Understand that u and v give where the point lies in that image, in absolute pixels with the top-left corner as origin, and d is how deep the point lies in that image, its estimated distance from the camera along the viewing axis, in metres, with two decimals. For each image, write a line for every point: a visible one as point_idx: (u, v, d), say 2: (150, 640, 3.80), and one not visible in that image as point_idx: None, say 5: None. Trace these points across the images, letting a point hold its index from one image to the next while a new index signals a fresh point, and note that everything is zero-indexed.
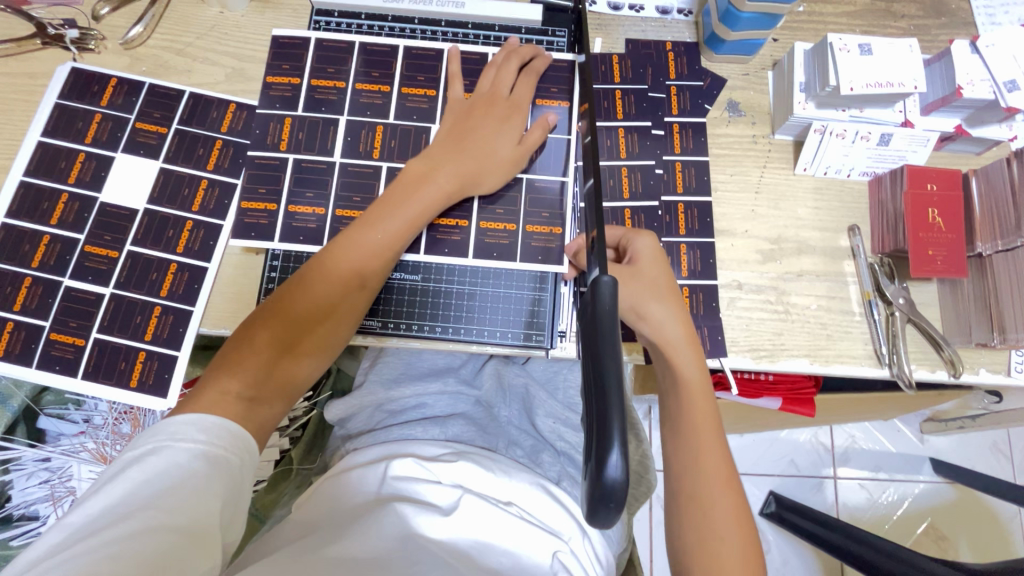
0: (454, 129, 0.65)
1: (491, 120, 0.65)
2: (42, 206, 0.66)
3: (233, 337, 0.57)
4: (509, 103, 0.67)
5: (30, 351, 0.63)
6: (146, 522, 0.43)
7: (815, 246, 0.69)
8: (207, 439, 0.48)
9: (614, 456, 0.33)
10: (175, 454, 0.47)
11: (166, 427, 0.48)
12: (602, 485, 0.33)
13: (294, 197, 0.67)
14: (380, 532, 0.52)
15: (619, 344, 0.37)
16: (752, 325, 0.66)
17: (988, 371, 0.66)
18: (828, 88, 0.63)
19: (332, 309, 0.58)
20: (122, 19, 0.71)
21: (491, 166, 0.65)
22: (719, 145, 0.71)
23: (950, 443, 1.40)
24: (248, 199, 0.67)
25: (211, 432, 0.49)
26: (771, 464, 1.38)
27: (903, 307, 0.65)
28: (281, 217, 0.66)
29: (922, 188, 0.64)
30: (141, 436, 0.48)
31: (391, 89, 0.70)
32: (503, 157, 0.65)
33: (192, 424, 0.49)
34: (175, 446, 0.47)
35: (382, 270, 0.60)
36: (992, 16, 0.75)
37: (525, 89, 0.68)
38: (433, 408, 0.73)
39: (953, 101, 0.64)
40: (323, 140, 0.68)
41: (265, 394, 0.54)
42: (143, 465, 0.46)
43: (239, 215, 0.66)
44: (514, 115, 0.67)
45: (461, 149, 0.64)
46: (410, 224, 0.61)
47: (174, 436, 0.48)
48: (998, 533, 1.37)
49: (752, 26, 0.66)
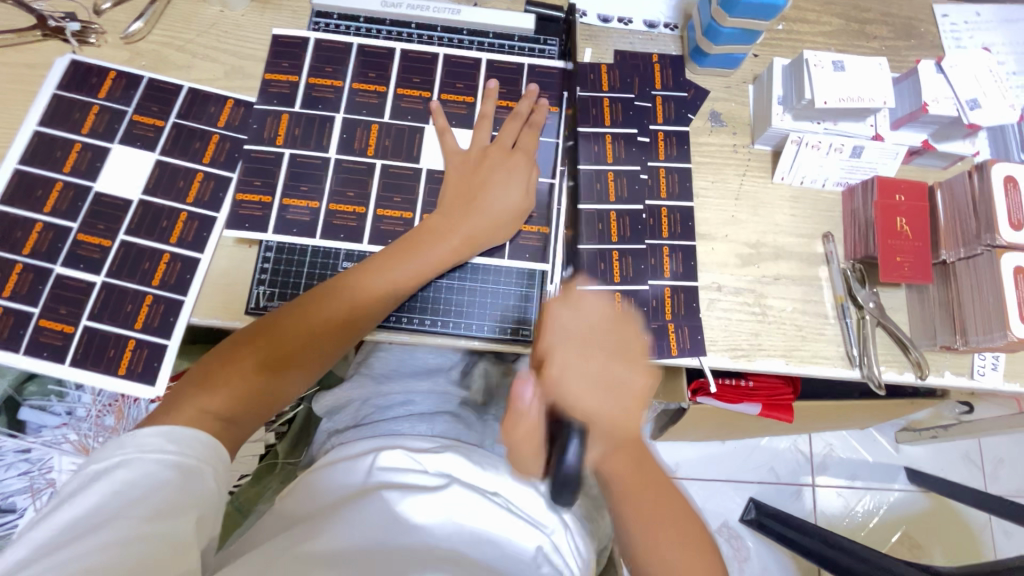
0: (463, 186, 0.68)
1: (496, 178, 0.68)
2: (36, 194, 0.67)
3: (215, 356, 0.57)
4: (513, 158, 0.70)
5: (18, 338, 0.63)
6: (121, 530, 0.44)
7: (791, 251, 0.72)
8: (178, 449, 0.49)
9: (568, 456, 0.49)
10: (143, 465, 0.47)
11: (134, 439, 0.49)
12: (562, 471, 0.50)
13: (290, 191, 0.68)
14: (364, 521, 0.53)
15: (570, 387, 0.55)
16: (731, 325, 0.69)
17: (952, 373, 0.69)
18: (804, 100, 0.66)
19: (315, 351, 0.60)
20: (123, 14, 0.73)
21: (501, 226, 0.68)
22: (702, 152, 0.74)
23: (924, 453, 1.44)
24: (244, 191, 0.68)
25: (182, 443, 0.50)
26: (750, 470, 1.40)
27: (873, 312, 0.68)
28: (275, 210, 0.68)
29: (890, 199, 0.67)
30: (108, 447, 0.49)
31: (387, 89, 0.72)
32: (509, 218, 0.68)
33: (163, 436, 0.49)
34: (144, 457, 0.48)
35: (372, 316, 0.63)
36: (959, 40, 0.79)
37: (527, 142, 0.71)
38: (420, 404, 0.74)
39: (920, 117, 0.68)
40: (319, 137, 0.70)
41: (245, 416, 0.55)
42: (111, 477, 0.46)
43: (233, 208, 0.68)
44: (519, 165, 0.69)
45: (472, 213, 0.66)
46: (409, 281, 0.64)
47: (143, 448, 0.48)
48: (969, 539, 1.41)
49: (734, 41, 0.70)
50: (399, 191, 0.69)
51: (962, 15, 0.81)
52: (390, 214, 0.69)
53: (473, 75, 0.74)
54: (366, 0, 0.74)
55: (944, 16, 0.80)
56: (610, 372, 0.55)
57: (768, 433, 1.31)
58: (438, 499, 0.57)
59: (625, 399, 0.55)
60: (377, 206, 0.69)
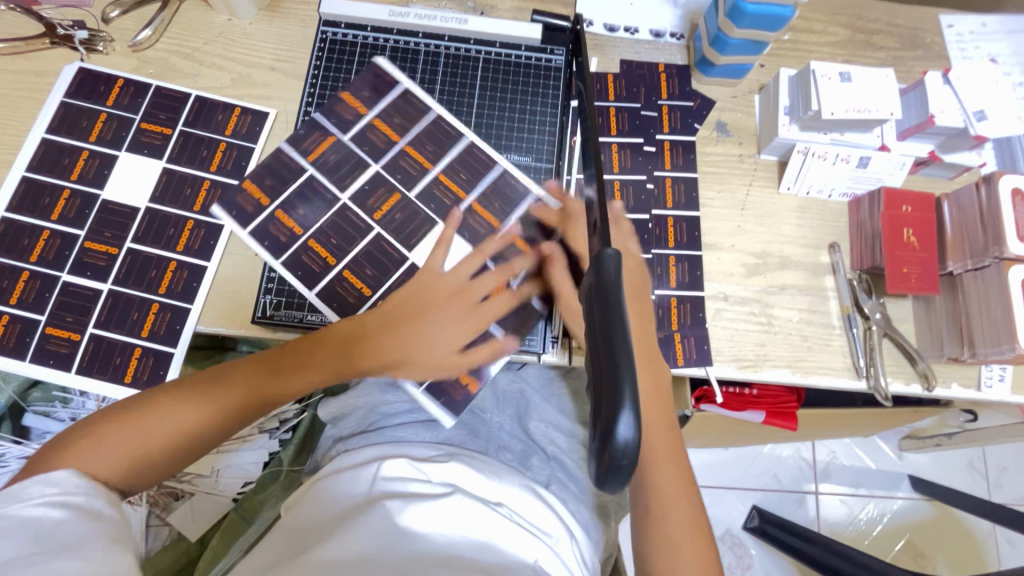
0: (420, 303, 0.62)
1: (443, 318, 0.63)
2: (43, 201, 0.67)
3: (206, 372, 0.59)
4: (467, 317, 0.63)
5: (24, 346, 0.63)
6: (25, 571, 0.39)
7: (797, 261, 0.72)
8: (64, 490, 0.46)
9: (622, 431, 0.30)
10: (27, 513, 0.43)
11: (9, 493, 0.44)
12: (612, 449, 0.30)
13: (286, 207, 0.68)
14: (367, 529, 0.53)
15: (624, 310, 0.34)
16: (737, 335, 0.69)
17: (959, 384, 0.69)
18: (810, 111, 0.67)
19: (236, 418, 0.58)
20: (131, 22, 0.73)
21: (419, 367, 0.63)
22: (708, 162, 0.74)
23: (928, 461, 1.44)
24: (250, 182, 0.68)
25: (66, 484, 0.47)
26: (753, 478, 1.40)
27: (880, 322, 0.68)
28: (264, 214, 0.67)
29: (897, 210, 0.67)
30: None
31: (431, 168, 0.70)
32: (431, 368, 0.63)
33: (48, 483, 0.46)
34: (28, 503, 0.43)
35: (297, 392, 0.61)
36: (964, 50, 0.80)
37: (496, 308, 0.65)
38: (425, 412, 0.74)
39: (926, 128, 0.68)
40: (347, 168, 0.69)
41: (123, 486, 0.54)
42: None
43: (239, 198, 0.68)
44: (468, 323, 0.63)
45: (407, 338, 0.62)
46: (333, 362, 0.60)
47: (23, 498, 0.44)
48: (973, 547, 1.40)
49: (740, 52, 0.70)
50: (373, 263, 0.67)
51: (967, 26, 0.81)
52: (352, 278, 0.67)
53: (512, 191, 0.71)
54: (374, 10, 0.74)
55: (950, 26, 0.80)
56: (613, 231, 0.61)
57: (772, 440, 1.31)
58: (440, 506, 0.56)
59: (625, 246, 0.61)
60: (347, 266, 0.67)
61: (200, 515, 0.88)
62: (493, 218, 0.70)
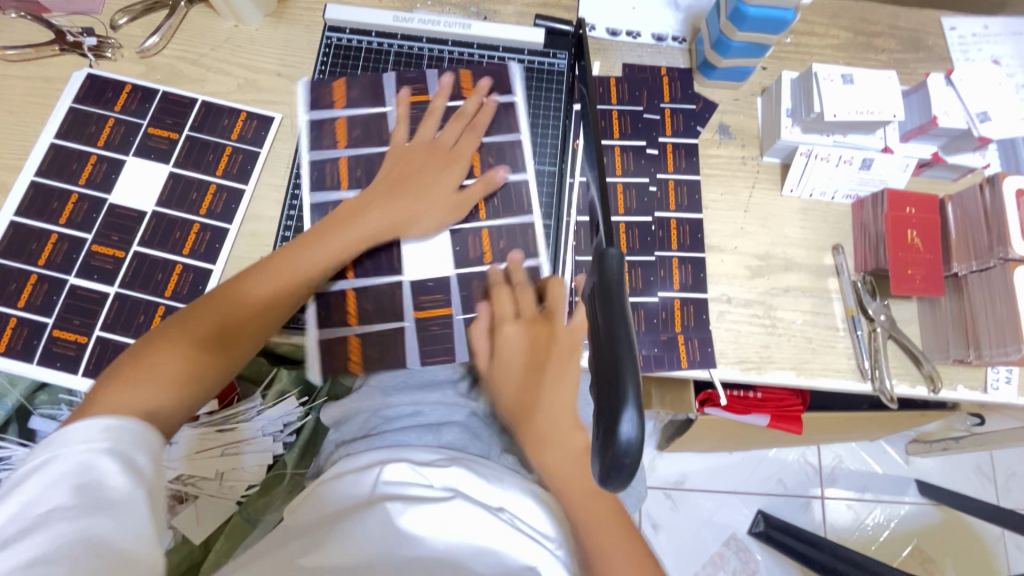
0: (395, 173, 0.68)
1: (426, 172, 0.68)
2: (52, 206, 0.67)
3: (130, 351, 0.52)
4: (449, 159, 0.69)
5: (32, 348, 0.64)
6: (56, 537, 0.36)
7: (801, 263, 0.72)
8: (111, 440, 0.41)
9: (625, 429, 0.29)
10: (73, 462, 0.39)
11: (62, 436, 0.41)
12: (616, 447, 0.30)
13: (348, 117, 0.71)
14: (364, 531, 0.53)
15: (627, 309, 0.34)
16: (740, 337, 0.69)
17: (965, 387, 0.68)
18: (812, 114, 0.67)
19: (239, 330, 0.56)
20: (139, 29, 0.74)
21: (425, 215, 0.67)
22: (711, 165, 0.74)
23: (935, 465, 1.43)
24: (339, 82, 0.72)
25: (122, 434, 0.42)
26: (759, 482, 1.39)
27: (885, 324, 0.68)
28: (330, 115, 0.71)
29: (901, 211, 0.67)
30: (32, 450, 0.41)
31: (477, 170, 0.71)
32: (440, 211, 0.68)
33: (96, 429, 0.42)
34: (72, 452, 0.40)
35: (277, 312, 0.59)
36: (967, 53, 0.80)
37: (468, 143, 0.70)
38: (428, 416, 0.75)
39: (930, 129, 0.68)
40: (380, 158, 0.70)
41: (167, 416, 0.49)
42: (38, 478, 0.38)
43: (323, 88, 0.72)
44: (452, 165, 0.69)
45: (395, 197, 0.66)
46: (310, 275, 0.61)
47: (70, 444, 0.40)
48: (981, 553, 1.39)
49: (742, 55, 0.70)
50: None
51: (969, 28, 0.81)
52: None
53: (523, 242, 0.70)
54: (379, 15, 0.75)
55: (952, 29, 0.81)
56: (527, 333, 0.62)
57: (777, 444, 1.30)
58: (440, 509, 0.56)
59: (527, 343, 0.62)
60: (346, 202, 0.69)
61: (204, 514, 0.88)
62: (488, 253, 0.70)
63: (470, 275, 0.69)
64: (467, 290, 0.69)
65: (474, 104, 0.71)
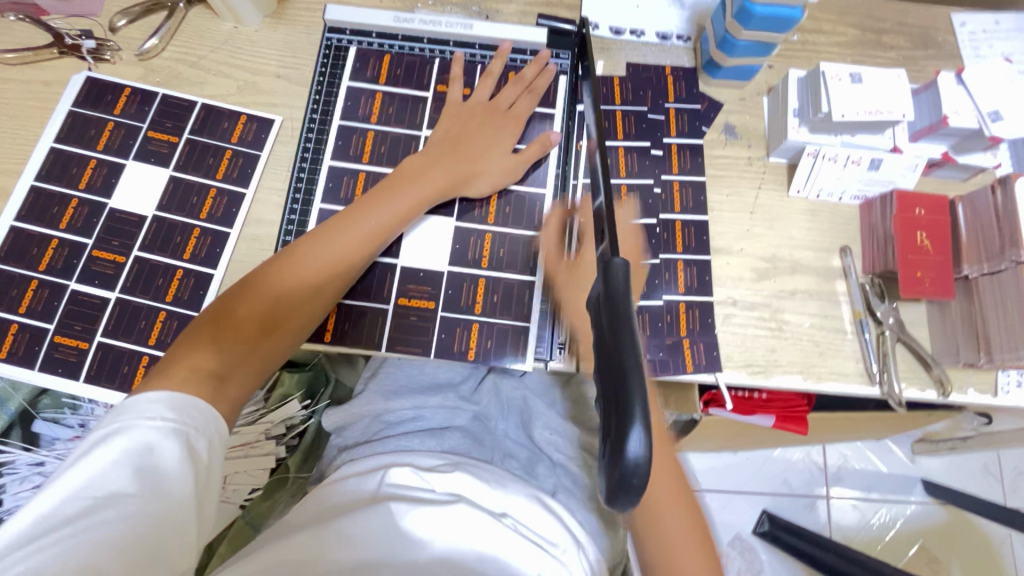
0: (453, 135, 0.70)
1: (485, 133, 0.70)
2: (52, 211, 0.67)
3: (181, 338, 0.55)
4: (504, 122, 0.71)
5: (33, 354, 0.64)
6: (119, 513, 0.41)
7: (808, 265, 0.71)
8: (177, 417, 0.47)
9: (632, 447, 0.29)
10: (140, 434, 0.45)
11: (132, 406, 0.47)
12: (622, 466, 0.30)
13: (387, 93, 0.73)
14: (365, 534, 0.54)
15: (633, 323, 0.34)
16: (747, 341, 0.68)
17: (976, 391, 0.67)
18: (820, 114, 0.66)
19: (288, 308, 0.59)
20: (138, 30, 0.73)
21: (485, 173, 0.69)
22: (716, 166, 0.73)
23: (942, 465, 1.42)
24: (390, 58, 0.74)
25: (182, 411, 0.47)
26: (764, 482, 1.38)
27: (892, 327, 0.67)
28: (373, 84, 0.73)
29: (910, 213, 0.66)
30: (109, 415, 0.47)
31: None
32: (497, 172, 0.69)
33: (161, 403, 0.47)
34: (141, 424, 0.45)
35: (328, 290, 0.61)
36: (977, 49, 0.78)
37: (524, 105, 0.72)
38: (429, 420, 0.75)
39: (939, 129, 0.67)
40: (404, 154, 0.72)
41: (236, 375, 0.54)
42: (108, 446, 0.44)
43: (371, 61, 0.74)
44: (509, 126, 0.72)
45: (456, 158, 0.68)
46: (353, 254, 0.62)
47: (141, 415, 0.46)
48: (988, 553, 1.38)
49: (748, 53, 0.69)
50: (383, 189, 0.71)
51: (980, 24, 0.79)
52: None
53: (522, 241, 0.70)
54: (379, 16, 0.74)
55: (962, 25, 0.79)
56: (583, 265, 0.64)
57: (782, 444, 1.29)
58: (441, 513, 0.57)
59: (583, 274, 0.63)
60: (365, 171, 0.71)
61: None
62: (485, 257, 0.69)
63: (460, 275, 0.69)
64: (454, 290, 0.68)
65: (533, 68, 0.73)
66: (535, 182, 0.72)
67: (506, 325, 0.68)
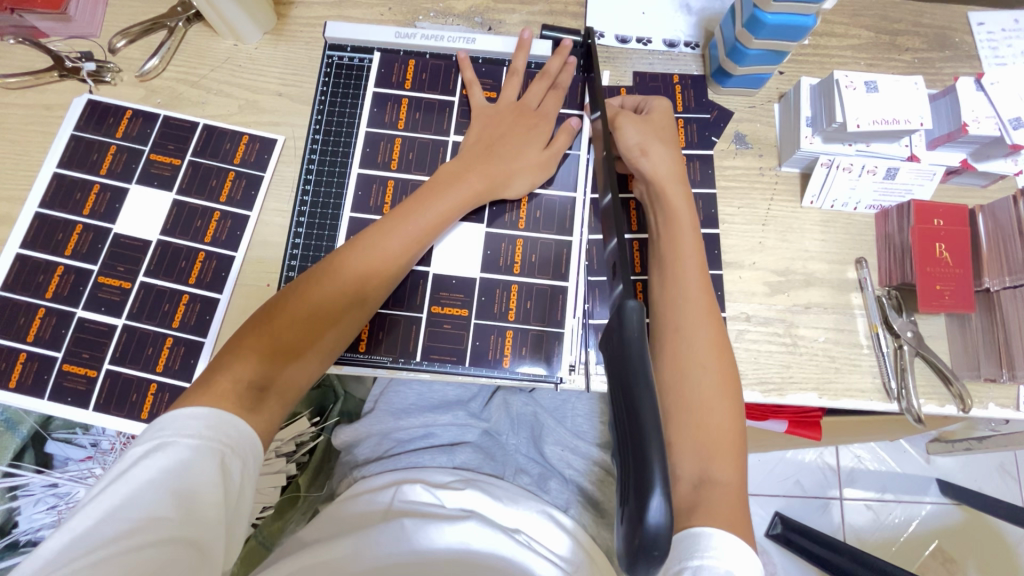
0: (484, 136, 0.68)
1: (515, 133, 0.69)
2: (56, 237, 0.67)
3: (219, 353, 0.54)
4: (534, 121, 0.70)
5: (42, 383, 0.63)
6: (154, 534, 0.42)
7: (822, 278, 0.69)
8: (212, 436, 0.48)
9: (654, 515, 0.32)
10: (178, 452, 0.46)
11: (171, 423, 0.48)
12: (646, 532, 0.33)
13: (415, 96, 0.73)
14: (378, 547, 0.55)
15: (651, 385, 0.36)
16: (760, 357, 0.66)
17: (997, 405, 0.66)
18: (835, 124, 0.64)
19: (330, 315, 0.57)
20: (138, 51, 0.73)
21: (519, 173, 0.67)
22: (726, 177, 0.71)
23: (956, 464, 1.40)
24: (410, 65, 0.73)
25: (219, 429, 0.48)
26: (776, 484, 1.37)
27: (911, 341, 0.65)
28: (397, 89, 0.73)
29: (929, 224, 0.64)
30: (151, 430, 0.48)
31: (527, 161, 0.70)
32: (534, 169, 0.68)
33: (197, 421, 0.48)
34: (178, 442, 0.46)
35: (378, 291, 0.60)
36: (996, 50, 0.76)
37: (553, 103, 0.71)
38: (440, 438, 0.75)
39: (959, 137, 0.65)
40: (433, 161, 0.71)
41: (279, 388, 0.54)
42: (148, 463, 0.45)
43: (396, 66, 0.73)
44: (539, 125, 0.70)
45: (491, 159, 0.67)
46: (398, 253, 0.60)
47: (180, 431, 0.47)
48: (1006, 553, 1.36)
49: (759, 62, 0.67)
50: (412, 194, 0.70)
51: (999, 23, 0.77)
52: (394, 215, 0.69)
53: (544, 248, 0.69)
54: (380, 32, 0.73)
55: (980, 24, 0.77)
56: (650, 147, 0.65)
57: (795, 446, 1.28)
58: (457, 528, 0.58)
59: (654, 154, 0.64)
60: (394, 177, 0.70)
61: None
62: (517, 263, 0.68)
63: (493, 282, 0.68)
64: (487, 297, 0.67)
65: (558, 62, 0.71)
66: (563, 185, 0.70)
67: (539, 330, 0.67)
